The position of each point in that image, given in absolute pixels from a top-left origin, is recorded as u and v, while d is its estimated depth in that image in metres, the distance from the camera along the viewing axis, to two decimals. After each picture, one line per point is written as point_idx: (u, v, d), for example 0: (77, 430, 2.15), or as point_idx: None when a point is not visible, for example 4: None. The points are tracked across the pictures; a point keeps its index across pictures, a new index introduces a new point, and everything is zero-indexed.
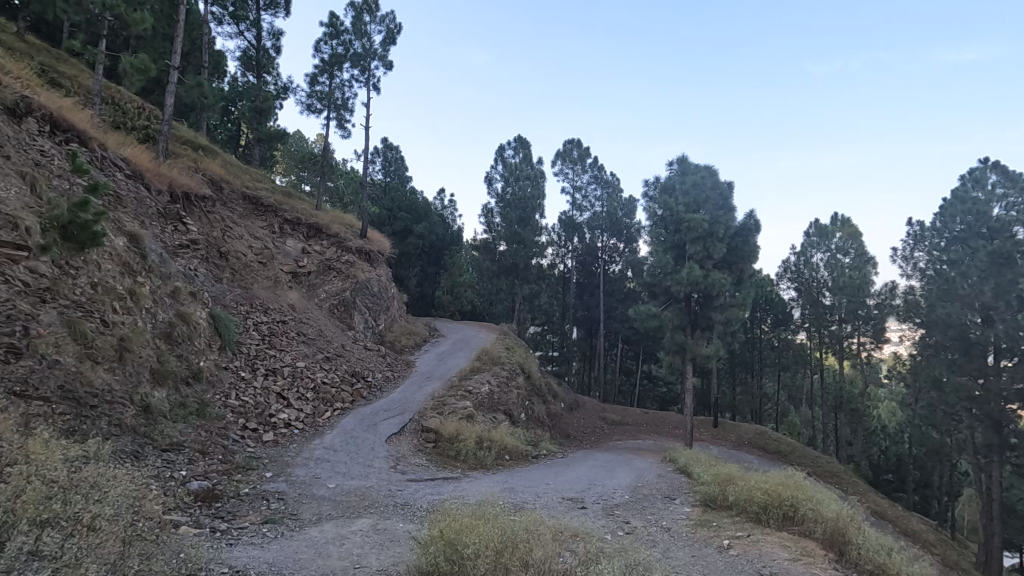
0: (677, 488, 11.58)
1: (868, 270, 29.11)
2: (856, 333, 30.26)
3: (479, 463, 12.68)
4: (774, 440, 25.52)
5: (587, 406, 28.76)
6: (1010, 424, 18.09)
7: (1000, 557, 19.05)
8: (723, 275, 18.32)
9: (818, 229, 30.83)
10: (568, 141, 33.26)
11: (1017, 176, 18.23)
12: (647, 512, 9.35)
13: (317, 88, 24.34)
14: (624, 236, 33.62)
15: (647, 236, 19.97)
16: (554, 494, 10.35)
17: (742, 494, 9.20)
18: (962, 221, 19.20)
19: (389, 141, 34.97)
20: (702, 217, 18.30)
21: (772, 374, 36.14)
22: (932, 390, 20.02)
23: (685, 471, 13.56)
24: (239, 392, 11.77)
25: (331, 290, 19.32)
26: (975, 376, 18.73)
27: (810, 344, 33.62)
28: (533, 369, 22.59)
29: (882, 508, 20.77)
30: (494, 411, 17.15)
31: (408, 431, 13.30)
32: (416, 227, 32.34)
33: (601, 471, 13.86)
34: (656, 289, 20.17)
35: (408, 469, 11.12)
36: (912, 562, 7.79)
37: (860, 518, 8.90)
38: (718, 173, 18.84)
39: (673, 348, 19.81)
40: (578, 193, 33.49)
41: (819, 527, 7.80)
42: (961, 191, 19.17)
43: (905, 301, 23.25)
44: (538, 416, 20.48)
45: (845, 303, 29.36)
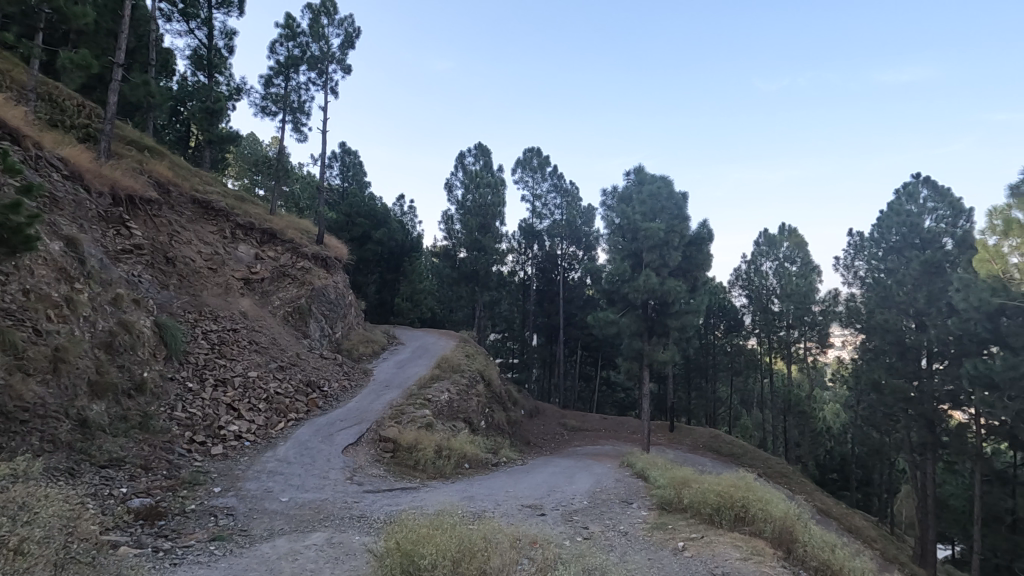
0: (634, 492, 11.76)
1: (813, 278, 30.48)
2: (803, 339, 31.58)
3: (438, 472, 12.55)
4: (727, 443, 26.29)
5: (548, 412, 28.87)
6: (942, 423, 19.22)
7: (933, 550, 20.17)
8: (678, 283, 18.84)
9: (767, 239, 32.10)
10: (528, 150, 33.54)
11: (945, 191, 19.52)
12: (606, 517, 9.47)
13: (272, 90, 23.70)
14: (583, 243, 34.08)
15: (605, 244, 20.27)
16: (513, 502, 10.32)
17: (696, 496, 9.43)
18: (897, 233, 20.39)
19: (347, 145, 34.36)
20: (658, 225, 18.71)
21: (725, 379, 37.27)
22: (872, 392, 21.05)
23: (642, 475, 13.78)
24: (186, 403, 11.27)
25: (286, 298, 18.78)
26: (910, 378, 19.83)
27: (760, 350, 34.87)
28: (493, 377, 22.54)
29: (827, 506, 21.68)
30: (453, 419, 17.01)
31: (365, 441, 13.03)
32: (374, 233, 31.87)
33: (561, 477, 13.94)
34: (614, 296, 20.45)
35: (365, 480, 10.89)
36: (854, 557, 8.14)
37: (806, 517, 9.24)
38: (673, 184, 19.31)
39: (630, 354, 20.16)
40: (538, 201, 33.77)
41: (768, 526, 8.06)
42: (896, 204, 20.35)
43: (847, 308, 24.45)
44: (498, 424, 20.41)
45: (793, 310, 30.57)
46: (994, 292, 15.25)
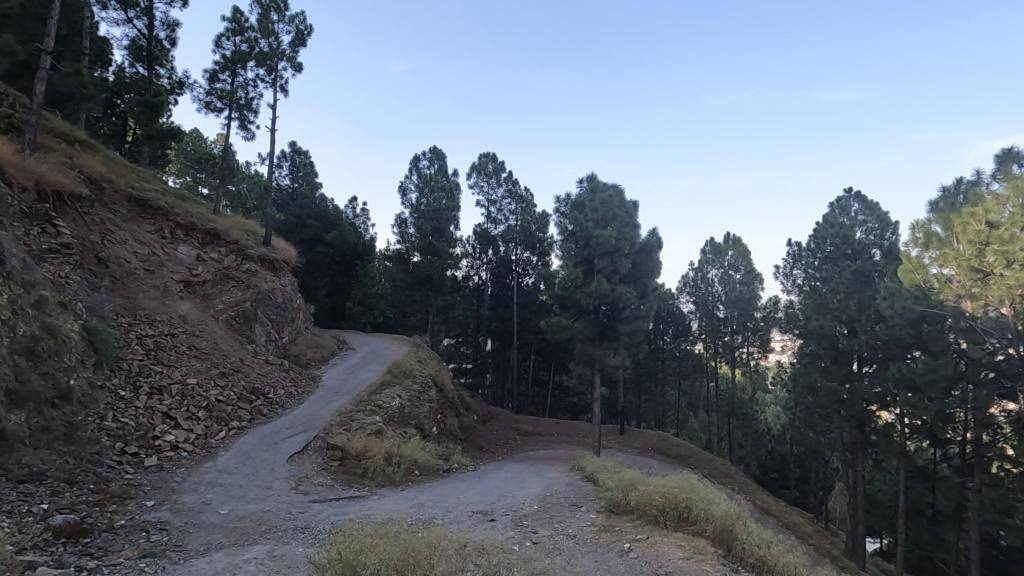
0: (583, 495, 11.92)
1: (756, 285, 32.13)
2: (745, 343, 33.04)
3: (388, 480, 12.35)
4: (675, 445, 27.06)
5: (501, 417, 28.88)
6: (872, 423, 20.39)
7: (863, 544, 21.37)
8: (628, 289, 19.30)
9: (713, 247, 33.22)
10: (483, 154, 33.56)
11: (874, 205, 20.87)
12: (555, 521, 9.55)
13: (217, 85, 22.81)
14: (537, 249, 34.28)
15: (558, 250, 20.54)
16: (463, 508, 10.27)
17: (643, 498, 9.64)
18: (831, 244, 21.55)
19: (297, 145, 33.32)
20: (610, 233, 19.09)
21: (674, 382, 38.27)
22: (809, 394, 22.12)
23: (591, 479, 13.96)
24: (117, 413, 10.64)
25: (230, 301, 18.04)
26: (843, 381, 20.93)
27: (706, 354, 36.05)
28: (445, 382, 22.34)
29: (767, 504, 22.61)
30: (404, 425, 16.77)
31: (311, 450, 12.65)
32: (325, 235, 31.08)
33: (512, 482, 13.96)
34: (567, 302, 20.67)
35: (311, 490, 10.57)
36: (789, 552, 8.52)
37: (745, 515, 9.61)
38: (624, 192, 19.74)
39: (582, 359, 20.41)
40: (493, 206, 33.84)
41: (709, 526, 8.35)
42: (830, 217, 21.57)
43: (786, 314, 25.64)
44: (450, 429, 20.26)
45: (737, 315, 32.10)
46: (917, 299, 16.43)
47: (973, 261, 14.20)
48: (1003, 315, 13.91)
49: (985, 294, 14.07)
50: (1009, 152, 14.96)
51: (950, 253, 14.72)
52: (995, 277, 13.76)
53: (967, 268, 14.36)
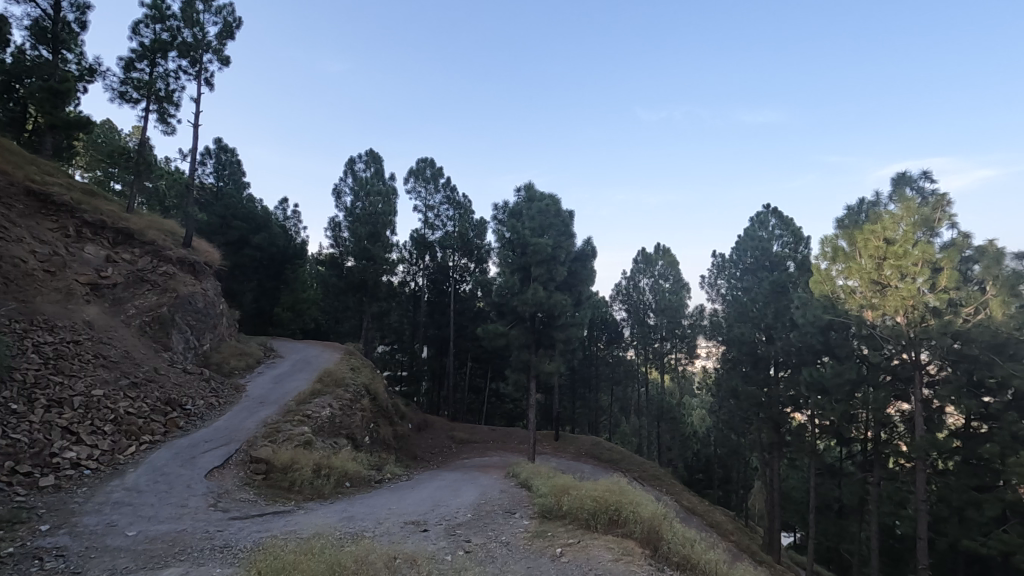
0: (517, 502, 11.97)
1: (683, 294, 33.65)
2: (673, 350, 34.57)
3: (317, 493, 11.89)
4: (607, 450, 27.74)
5: (436, 425, 28.51)
6: (786, 424, 21.78)
7: (778, 538, 22.71)
8: (564, 296, 19.65)
9: (645, 257, 34.44)
10: (421, 159, 33.27)
11: (789, 220, 22.38)
12: (489, 529, 9.53)
13: (133, 74, 21.29)
14: (474, 256, 34.15)
15: (496, 258, 20.58)
16: (395, 519, 10.03)
17: (574, 503, 9.81)
18: (752, 256, 22.89)
19: (220, 141, 31.46)
20: (546, 242, 19.37)
21: (607, 389, 39.22)
22: (731, 398, 23.32)
23: (525, 485, 14.04)
24: (7, 428, 9.61)
25: (144, 306, 16.78)
26: (761, 385, 22.23)
27: (637, 360, 37.19)
28: (379, 390, 21.80)
29: (693, 504, 23.59)
30: (335, 436, 16.20)
31: (232, 464, 11.96)
32: (252, 237, 29.63)
33: (446, 491, 13.81)
34: (504, 309, 20.78)
35: (232, 506, 9.99)
36: (711, 550, 8.91)
37: (672, 516, 9.97)
38: (561, 202, 20.14)
39: (518, 365, 20.53)
40: (430, 212, 33.51)
41: (638, 527, 8.61)
42: (751, 230, 22.92)
43: (711, 322, 26.97)
44: (383, 439, 19.77)
45: (666, 323, 33.48)
46: (825, 309, 17.79)
47: (873, 274, 15.59)
48: (898, 323, 15.30)
49: (883, 304, 15.45)
50: (903, 176, 16.53)
51: (854, 266, 16.09)
52: (891, 288, 15.15)
53: (868, 280, 15.75)
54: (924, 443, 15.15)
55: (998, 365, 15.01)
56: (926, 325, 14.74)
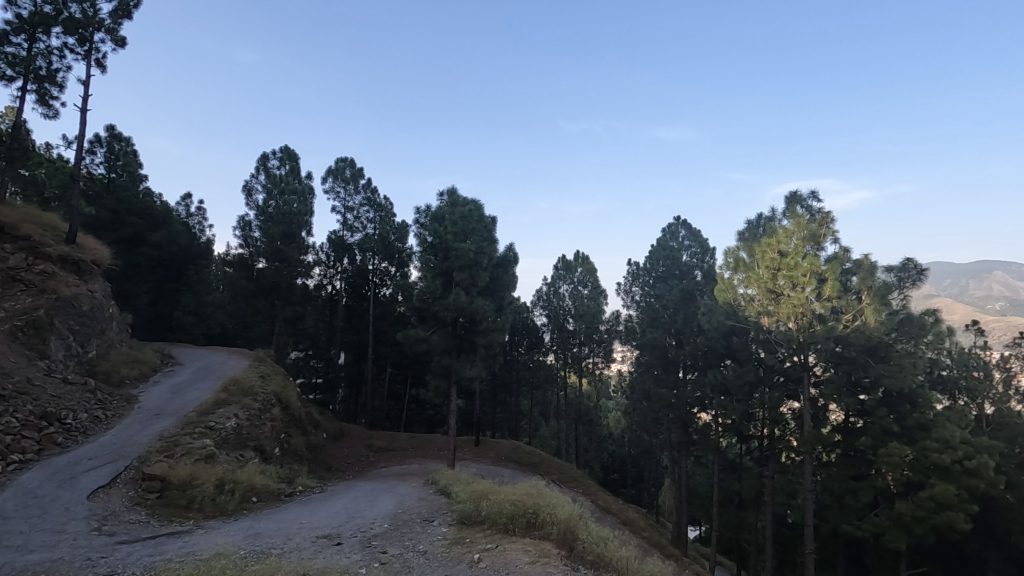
0: (436, 509, 11.82)
1: (601, 300, 34.72)
2: (591, 354, 35.63)
3: (219, 510, 11.10)
4: (526, 454, 28.08)
5: (353, 434, 27.54)
6: (693, 423, 23.15)
7: (686, 532, 24.00)
8: (485, 302, 19.75)
9: (564, 264, 35.33)
10: (341, 158, 32.24)
11: (697, 232, 23.88)
12: (406, 539, 9.33)
13: (7, 49, 18.96)
14: (395, 260, 33.18)
15: (417, 262, 20.27)
16: (305, 534, 9.56)
17: (493, 508, 9.82)
18: (663, 265, 24.12)
19: (113, 128, 28.61)
20: (468, 247, 19.38)
21: (527, 393, 39.71)
22: (644, 400, 24.40)
23: (445, 492, 13.88)
24: None
25: (15, 308, 14.92)
26: (671, 387, 23.43)
27: (557, 364, 37.94)
28: (291, 399, 20.71)
29: (608, 504, 24.39)
30: (241, 448, 15.22)
31: (121, 483, 10.89)
32: (150, 235, 27.24)
33: (362, 501, 13.37)
34: (425, 314, 20.51)
35: (119, 529, 9.09)
36: (623, 547, 9.27)
37: (587, 516, 10.26)
38: (483, 208, 20.22)
39: (439, 371, 20.31)
40: (350, 213, 32.40)
41: (554, 529, 8.80)
42: (663, 241, 24.18)
43: (626, 327, 28.12)
44: (295, 450, 18.80)
45: (584, 328, 34.40)
46: (728, 315, 19.05)
47: (769, 283, 16.98)
48: (790, 329, 16.74)
49: (777, 311, 16.82)
50: (795, 195, 18.15)
51: (752, 276, 17.45)
52: (784, 297, 16.60)
53: (765, 289, 17.11)
54: (811, 438, 16.64)
55: (872, 366, 16.79)
56: (813, 330, 16.24)
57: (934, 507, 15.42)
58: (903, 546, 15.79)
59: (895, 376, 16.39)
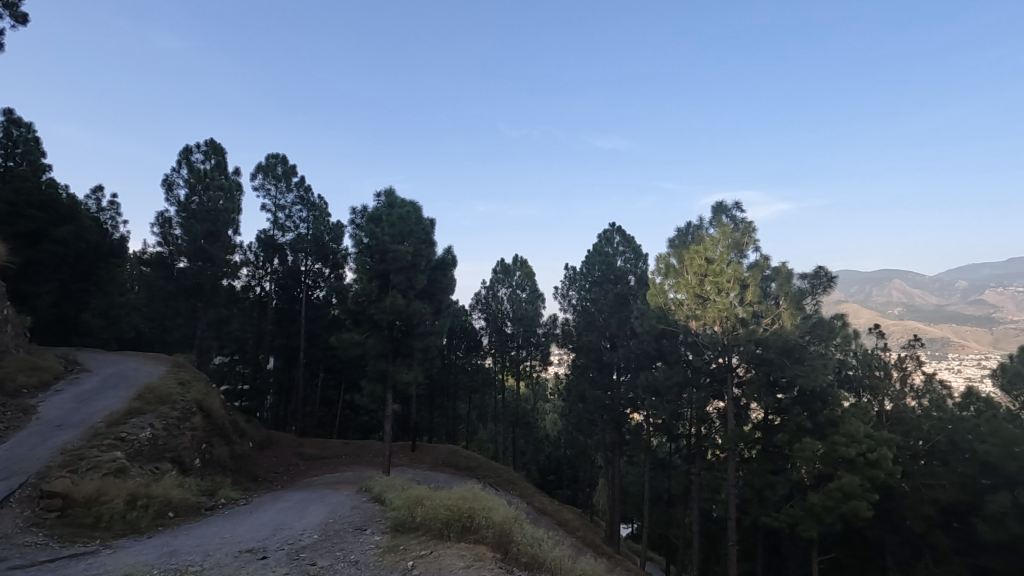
0: (369, 517, 11.53)
1: (538, 304, 35.08)
2: (528, 357, 35.87)
3: (130, 528, 10.31)
4: (463, 457, 27.92)
5: (282, 442, 26.37)
6: (626, 424, 23.89)
7: (619, 530, 24.64)
8: (423, 305, 19.46)
9: (503, 267, 35.48)
10: (272, 155, 30.96)
11: (631, 238, 24.67)
12: (336, 549, 9.04)
13: None
14: (329, 261, 32.11)
15: (352, 263, 19.73)
16: (227, 549, 9.04)
17: (427, 514, 9.68)
18: (599, 270, 24.73)
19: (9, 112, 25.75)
20: (406, 249, 19.09)
21: (465, 397, 39.51)
22: (580, 402, 24.84)
23: (378, 499, 13.55)
24: None
25: None
26: (606, 389, 24.01)
27: (495, 367, 37.97)
28: (214, 406, 19.53)
29: (544, 505, 24.65)
30: (156, 461, 14.21)
31: (14, 504, 9.88)
32: (53, 229, 24.78)
33: (290, 512, 12.81)
34: (360, 316, 19.99)
35: (11, 553, 8.24)
36: (557, 547, 9.42)
37: (523, 519, 10.33)
38: (422, 210, 20.00)
39: (374, 375, 19.82)
40: (281, 212, 31.06)
41: (490, 533, 8.81)
42: (598, 246, 24.79)
43: (563, 331, 28.57)
44: (217, 460, 17.75)
45: (522, 331, 34.58)
46: (659, 319, 19.76)
47: (696, 289, 17.80)
48: (716, 332, 17.67)
49: (704, 314, 17.69)
50: (720, 205, 19.18)
51: (681, 281, 18.18)
52: (711, 302, 17.51)
53: (693, 294, 17.92)
54: (734, 435, 17.59)
55: (788, 367, 17.95)
56: (736, 333, 17.30)
57: (841, 497, 16.64)
58: (814, 534, 16.96)
59: (809, 376, 17.61)
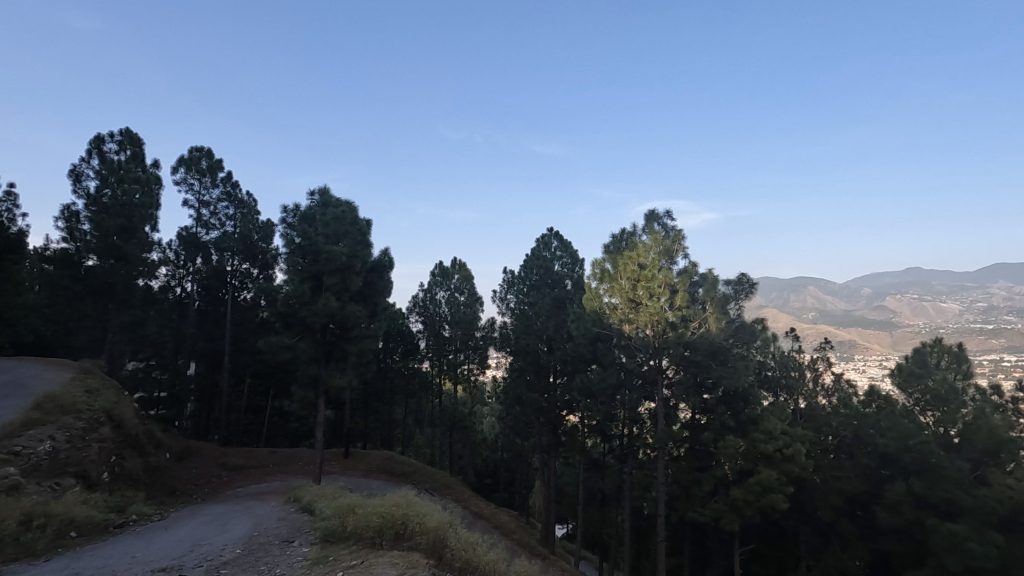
0: (297, 529, 11.09)
1: (477, 307, 34.99)
2: (466, 361, 35.66)
3: (25, 551, 9.36)
4: (399, 463, 27.42)
5: (203, 452, 24.85)
6: (561, 426, 24.35)
7: (553, 531, 24.99)
8: (358, 308, 18.95)
9: (441, 270, 35.21)
10: (196, 148, 29.26)
11: (568, 243, 25.13)
12: (260, 563, 8.60)
13: None
14: (259, 261, 30.74)
15: (283, 264, 18.96)
16: (136, 570, 8.39)
17: (359, 523, 9.41)
18: (537, 274, 24.98)
19: None
20: (340, 250, 18.55)
21: (401, 401, 38.81)
22: (516, 405, 24.97)
23: (307, 509, 13.07)
24: None
25: None
26: (542, 392, 24.29)
27: (432, 371, 37.50)
28: (126, 415, 18.14)
29: (480, 509, 24.60)
30: (57, 477, 13.02)
31: None
32: None
33: (210, 527, 12.10)
34: (291, 319, 19.26)
35: None
36: (491, 550, 9.44)
37: (459, 524, 10.27)
38: (358, 211, 19.52)
39: (305, 380, 19.11)
40: (205, 208, 29.35)
41: (423, 539, 8.70)
42: (536, 250, 25.09)
43: (501, 334, 28.67)
44: (129, 473, 16.50)
45: (460, 334, 34.33)
46: (595, 322, 20.22)
47: (630, 294, 18.38)
48: (648, 335, 18.34)
49: (637, 318, 18.30)
50: (653, 213, 19.93)
51: (616, 286, 18.72)
52: (643, 306, 18.13)
53: (627, 299, 18.49)
54: (664, 435, 18.30)
55: (713, 369, 18.87)
56: (666, 336, 18.05)
57: (760, 491, 17.67)
58: (736, 527, 17.91)
59: (732, 377, 18.62)
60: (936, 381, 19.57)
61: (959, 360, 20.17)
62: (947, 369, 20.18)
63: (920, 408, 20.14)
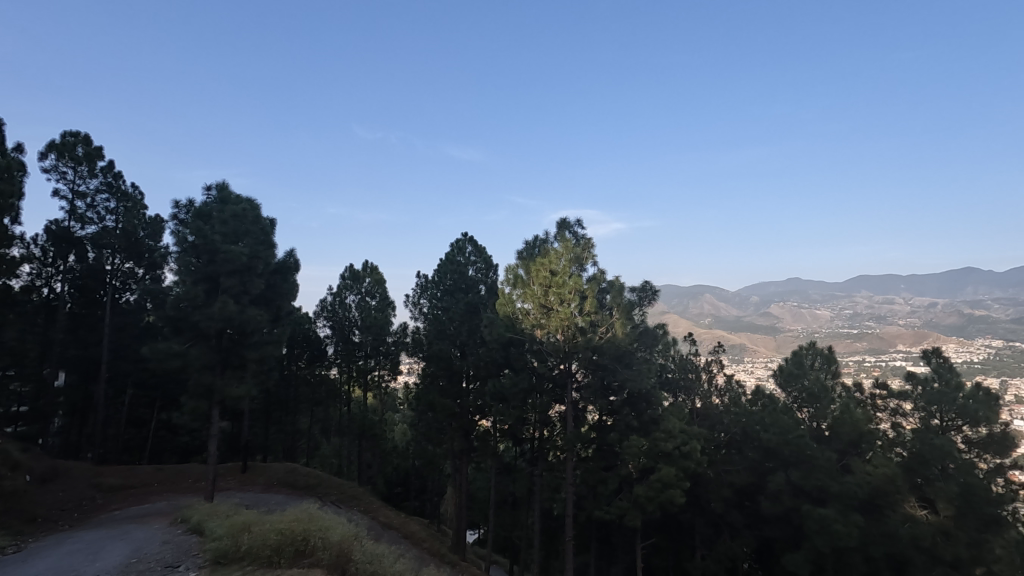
0: (185, 552, 10.22)
1: (389, 312, 34.08)
2: (377, 367, 34.55)
3: None
4: (303, 475, 26.09)
5: (73, 472, 22.18)
6: (473, 431, 24.31)
7: (464, 536, 24.87)
8: (260, 312, 17.82)
9: (352, 273, 34.04)
10: (70, 132, 26.18)
11: (482, 248, 25.18)
12: None
13: None
14: (144, 260, 28.20)
15: (173, 263, 17.43)
16: None
17: (255, 541, 8.83)
18: (451, 278, 24.80)
19: None
20: (240, 250, 17.36)
21: (306, 410, 36.92)
22: (428, 411, 24.65)
23: (197, 530, 12.06)
24: None
25: None
26: (454, 397, 24.21)
27: (340, 377, 36.00)
28: None
29: (389, 519, 23.99)
30: None
31: None
32: None
33: (79, 556, 10.82)
34: (181, 324, 17.80)
35: None
36: (398, 560, 9.23)
37: (364, 538, 9.95)
38: (260, 209, 18.44)
39: (196, 390, 17.64)
40: (81, 200, 26.33)
41: (326, 554, 8.34)
42: (450, 254, 24.95)
43: (413, 339, 28.14)
44: None
45: (371, 340, 33.25)
46: (507, 327, 20.41)
47: (542, 299, 18.82)
48: (558, 339, 18.88)
49: (548, 323, 18.78)
50: (564, 221, 20.51)
51: (528, 292, 19.07)
52: (554, 311, 18.64)
53: (539, 304, 18.91)
54: (573, 436, 18.84)
55: (619, 372, 19.72)
56: (575, 340, 18.65)
57: (660, 487, 18.67)
58: (638, 523, 18.78)
59: (635, 379, 19.57)
60: (810, 381, 21.75)
61: (829, 360, 22.52)
62: (820, 369, 22.55)
63: (798, 405, 22.31)
